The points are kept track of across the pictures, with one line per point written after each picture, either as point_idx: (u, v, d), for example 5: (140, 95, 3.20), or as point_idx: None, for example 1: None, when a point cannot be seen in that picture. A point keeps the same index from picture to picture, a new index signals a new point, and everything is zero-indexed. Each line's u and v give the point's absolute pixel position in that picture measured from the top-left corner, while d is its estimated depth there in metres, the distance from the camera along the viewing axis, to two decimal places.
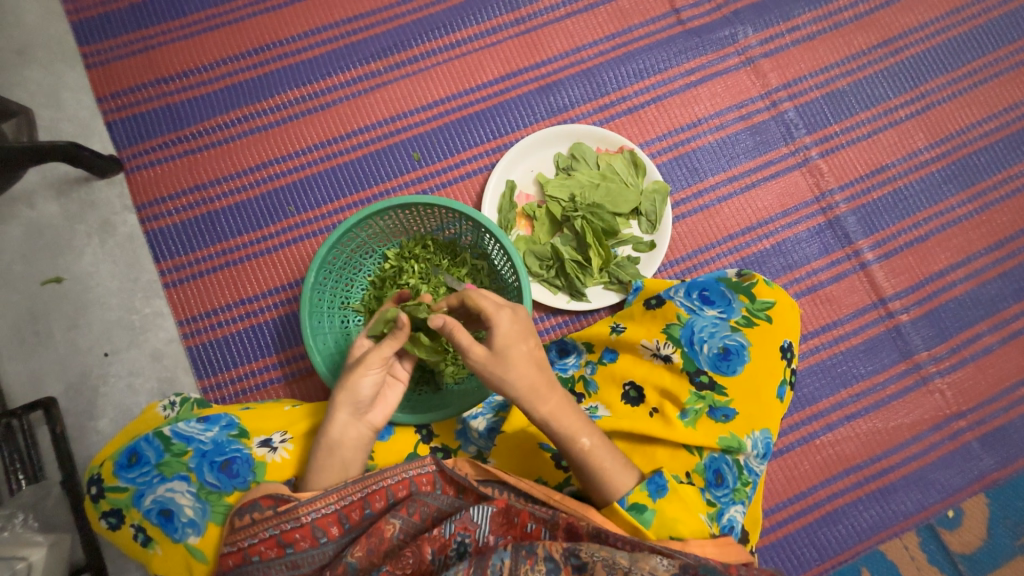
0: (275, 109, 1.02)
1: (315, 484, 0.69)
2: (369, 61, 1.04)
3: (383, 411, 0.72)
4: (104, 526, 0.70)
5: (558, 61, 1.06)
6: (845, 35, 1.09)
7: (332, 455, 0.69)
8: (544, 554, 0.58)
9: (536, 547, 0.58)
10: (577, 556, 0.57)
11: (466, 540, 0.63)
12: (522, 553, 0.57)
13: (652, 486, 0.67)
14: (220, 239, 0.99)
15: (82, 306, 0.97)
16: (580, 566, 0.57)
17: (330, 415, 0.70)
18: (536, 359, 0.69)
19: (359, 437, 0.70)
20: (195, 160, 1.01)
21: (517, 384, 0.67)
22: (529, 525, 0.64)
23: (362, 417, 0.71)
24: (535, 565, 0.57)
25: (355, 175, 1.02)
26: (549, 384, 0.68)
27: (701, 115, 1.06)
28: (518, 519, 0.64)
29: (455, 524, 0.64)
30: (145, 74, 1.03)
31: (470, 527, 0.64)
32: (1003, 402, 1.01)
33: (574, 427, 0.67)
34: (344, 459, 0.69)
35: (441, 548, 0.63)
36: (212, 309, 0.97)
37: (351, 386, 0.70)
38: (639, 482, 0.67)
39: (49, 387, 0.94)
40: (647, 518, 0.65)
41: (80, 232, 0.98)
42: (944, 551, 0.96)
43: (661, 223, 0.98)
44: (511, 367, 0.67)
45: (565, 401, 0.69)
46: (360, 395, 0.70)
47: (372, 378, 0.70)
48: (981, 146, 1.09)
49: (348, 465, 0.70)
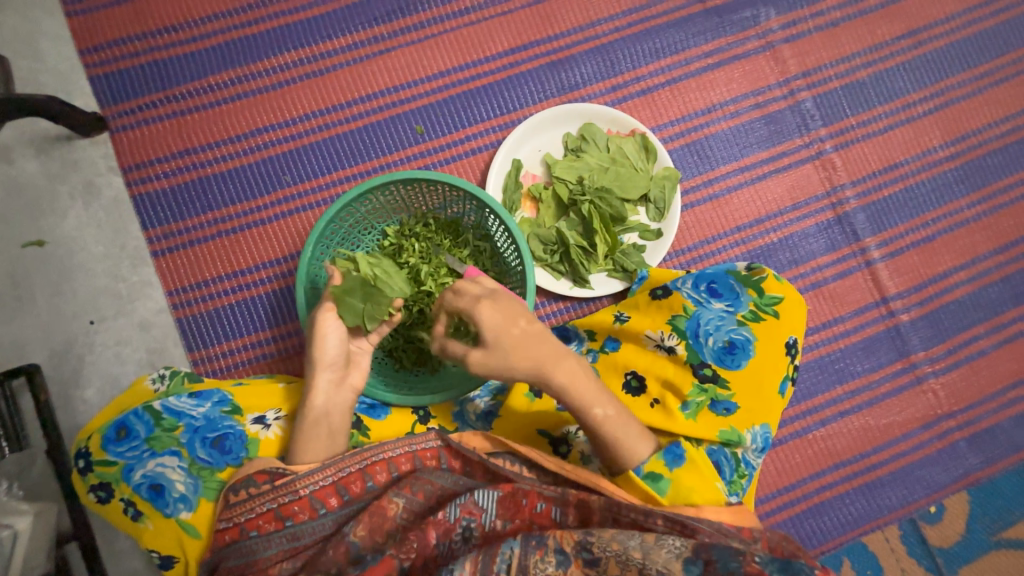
0: (273, 71, 0.97)
1: (302, 458, 0.68)
2: (374, 24, 0.99)
3: (360, 371, 0.74)
4: (92, 499, 0.68)
5: (572, 36, 1.01)
6: (870, 23, 1.06)
7: (319, 425, 0.69)
8: (555, 546, 0.56)
9: (548, 538, 0.57)
10: (588, 551, 0.56)
11: (471, 524, 0.61)
12: (532, 543, 0.56)
13: (669, 456, 0.68)
14: (212, 207, 0.95)
15: (66, 272, 0.93)
16: (592, 561, 0.55)
17: (310, 387, 0.70)
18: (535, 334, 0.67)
19: (342, 403, 0.71)
20: (185, 123, 0.96)
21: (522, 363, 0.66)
22: (539, 506, 0.63)
23: (343, 382, 0.72)
24: (544, 557, 0.55)
25: (356, 146, 0.97)
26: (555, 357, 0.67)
27: (716, 100, 1.02)
28: (526, 501, 0.63)
29: (460, 508, 0.62)
30: (130, 26, 0.96)
31: (475, 511, 0.62)
32: (993, 403, 1.02)
33: (587, 397, 0.67)
34: (331, 427, 0.70)
35: (445, 532, 0.61)
36: (204, 279, 0.94)
37: (318, 347, 0.70)
38: (656, 452, 0.68)
39: (32, 354, 0.91)
40: (662, 487, 0.66)
41: (63, 193, 0.94)
42: (923, 545, 0.99)
43: (669, 212, 0.95)
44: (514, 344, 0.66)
45: (580, 371, 0.68)
46: (330, 357, 0.70)
47: (337, 334, 0.71)
48: (994, 147, 1.07)
49: (334, 436, 0.70)
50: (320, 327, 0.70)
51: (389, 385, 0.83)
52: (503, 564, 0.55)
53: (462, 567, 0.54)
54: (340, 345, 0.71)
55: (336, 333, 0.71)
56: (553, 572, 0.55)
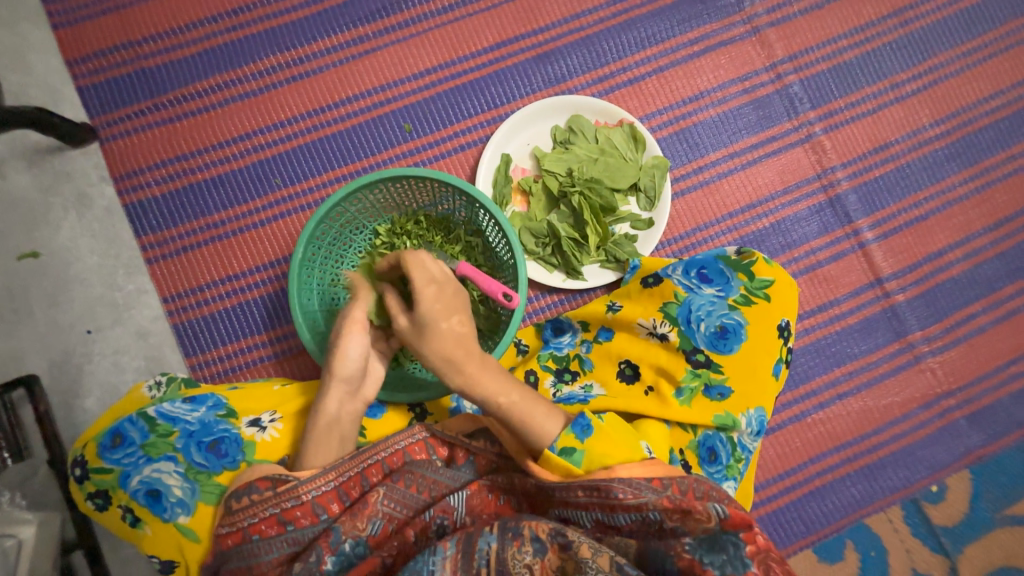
0: (259, 75, 0.97)
1: (309, 462, 0.68)
2: (358, 24, 0.99)
3: (374, 382, 0.74)
4: (91, 507, 0.69)
5: (557, 28, 1.01)
6: (855, 4, 1.05)
7: (331, 432, 0.69)
8: (530, 535, 0.55)
9: (523, 528, 0.56)
10: (563, 535, 0.55)
11: (445, 522, 0.62)
12: (508, 535, 0.55)
13: (577, 427, 0.65)
14: (204, 213, 0.95)
15: (62, 283, 0.93)
16: (565, 545, 0.55)
17: (325, 395, 0.70)
18: (457, 336, 0.68)
19: (354, 412, 0.72)
20: (174, 130, 0.96)
21: (433, 354, 0.67)
22: (501, 499, 0.66)
23: (356, 393, 0.72)
24: (521, 548, 0.54)
25: (345, 147, 0.98)
26: (467, 354, 0.67)
27: (703, 87, 1.02)
28: (491, 495, 0.66)
29: (435, 509, 0.63)
30: (116, 36, 0.96)
31: (448, 511, 0.63)
32: (992, 380, 1.02)
33: (493, 387, 0.67)
34: (342, 433, 0.70)
35: (422, 530, 0.62)
36: (198, 285, 0.94)
37: (340, 357, 0.70)
38: (565, 426, 0.66)
39: (31, 365, 0.91)
40: (578, 459, 0.64)
41: (56, 205, 0.94)
42: (927, 524, 0.98)
43: (660, 200, 0.95)
44: (435, 336, 0.67)
45: (482, 365, 0.68)
46: (350, 367, 0.70)
47: (360, 344, 0.71)
48: (985, 123, 1.06)
49: (344, 442, 0.70)
50: (345, 336, 0.70)
51: (385, 382, 0.82)
52: (483, 559, 0.54)
53: (443, 566, 0.54)
54: (361, 355, 0.71)
55: (358, 344, 0.71)
56: (531, 562, 0.53)
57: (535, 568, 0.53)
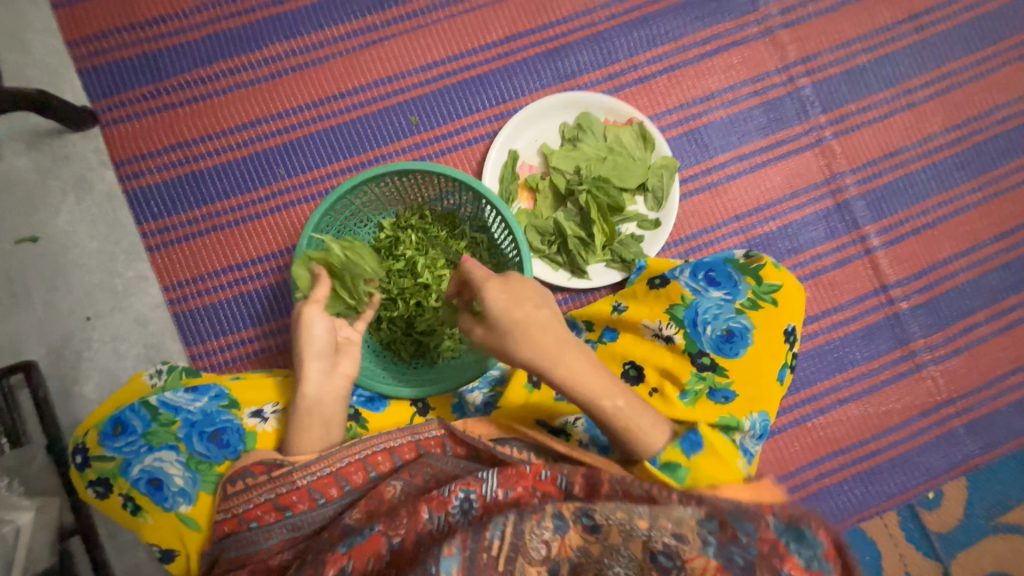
0: (264, 63, 0.96)
1: (299, 448, 0.68)
2: (366, 14, 0.97)
3: (352, 360, 0.75)
4: (91, 495, 0.68)
5: (568, 23, 1.00)
6: (870, 8, 1.04)
7: (312, 413, 0.69)
8: (553, 512, 0.55)
9: (546, 504, 0.55)
10: (590, 517, 0.53)
11: (471, 497, 0.58)
12: (529, 510, 0.55)
13: (686, 443, 0.67)
14: (206, 202, 0.94)
15: (60, 268, 0.92)
16: (592, 528, 0.53)
17: (301, 377, 0.71)
18: (542, 328, 0.66)
19: (336, 393, 0.71)
20: (177, 116, 0.94)
21: (526, 352, 0.65)
22: (543, 473, 0.60)
23: (335, 370, 0.73)
24: (542, 523, 0.54)
25: (350, 138, 0.96)
26: (558, 349, 0.66)
27: (714, 88, 1.01)
28: (530, 468, 0.60)
29: (456, 483, 0.59)
30: (119, 18, 0.94)
31: (475, 483, 0.59)
32: (991, 390, 1.02)
33: (596, 390, 0.65)
34: (326, 416, 0.70)
35: (439, 507, 0.58)
36: (200, 274, 0.93)
37: (305, 339, 0.72)
38: (673, 439, 0.67)
39: (28, 350, 0.90)
40: (681, 476, 0.66)
41: (55, 188, 0.93)
42: (921, 530, 0.99)
43: (667, 200, 0.95)
44: (521, 335, 0.65)
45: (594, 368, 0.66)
46: (318, 347, 0.72)
47: (323, 322, 0.73)
48: (995, 132, 1.06)
49: (330, 426, 0.70)
50: (306, 319, 0.72)
51: (386, 377, 0.82)
52: (497, 532, 0.53)
53: (447, 543, 0.52)
54: (328, 332, 0.73)
55: (323, 324, 0.73)
56: (551, 537, 0.54)
57: (553, 544, 0.54)
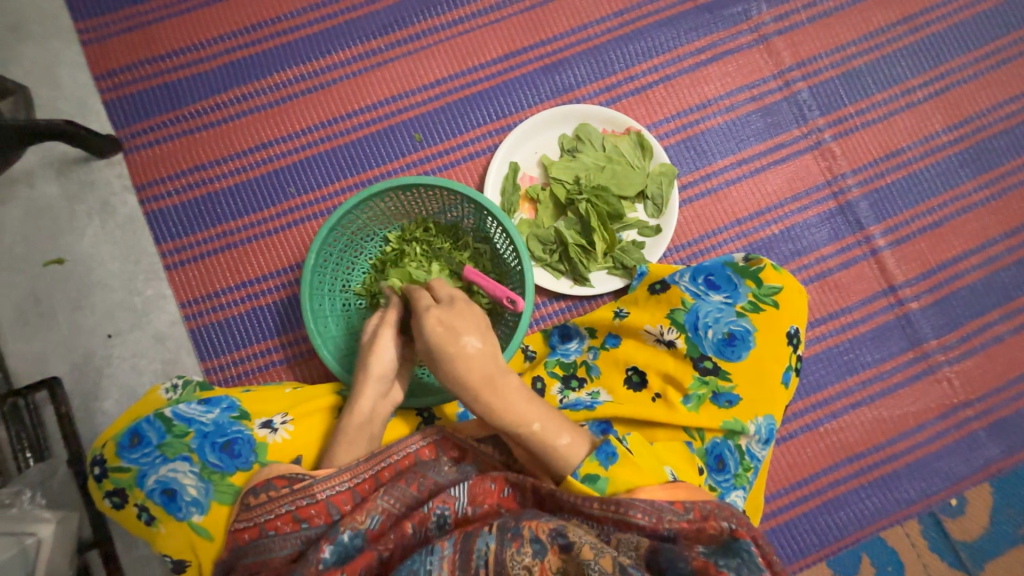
0: (275, 88, 1.00)
1: (337, 459, 0.70)
2: (371, 38, 1.02)
3: (401, 385, 0.76)
4: (108, 505, 0.70)
5: (564, 39, 1.03)
6: (864, 12, 1.05)
7: (362, 431, 0.71)
8: (530, 536, 0.54)
9: (522, 529, 0.54)
10: (564, 536, 0.53)
11: (446, 513, 0.61)
12: (508, 536, 0.54)
13: (602, 455, 0.64)
14: (221, 221, 0.98)
15: (84, 288, 0.96)
16: (566, 546, 0.52)
17: (357, 394, 0.72)
18: (473, 355, 0.67)
19: (383, 414, 0.74)
20: (194, 141, 0.99)
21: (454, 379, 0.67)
22: (505, 490, 0.64)
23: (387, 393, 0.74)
24: (521, 548, 0.53)
25: (357, 156, 1.00)
26: (490, 375, 0.67)
27: (710, 95, 1.03)
28: (495, 485, 0.64)
29: (433, 499, 0.62)
30: (141, 52, 1.00)
31: (449, 500, 0.62)
32: (1012, 391, 0.99)
33: (518, 416, 0.66)
34: (371, 433, 0.72)
35: (421, 522, 0.61)
36: (214, 291, 0.97)
37: (378, 360, 0.72)
38: (589, 454, 0.65)
39: (54, 367, 0.94)
40: (602, 487, 0.62)
41: (81, 213, 0.98)
42: (945, 539, 0.96)
43: (667, 207, 0.95)
44: (445, 363, 0.67)
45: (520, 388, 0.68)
46: (386, 369, 0.73)
47: (396, 347, 0.73)
48: (1000, 129, 1.05)
49: (372, 440, 0.72)
50: (387, 339, 0.73)
51: None
52: (481, 559, 0.53)
53: (440, 565, 0.53)
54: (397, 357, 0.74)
55: (397, 347, 0.73)
56: (531, 562, 0.52)
57: (535, 569, 0.52)
